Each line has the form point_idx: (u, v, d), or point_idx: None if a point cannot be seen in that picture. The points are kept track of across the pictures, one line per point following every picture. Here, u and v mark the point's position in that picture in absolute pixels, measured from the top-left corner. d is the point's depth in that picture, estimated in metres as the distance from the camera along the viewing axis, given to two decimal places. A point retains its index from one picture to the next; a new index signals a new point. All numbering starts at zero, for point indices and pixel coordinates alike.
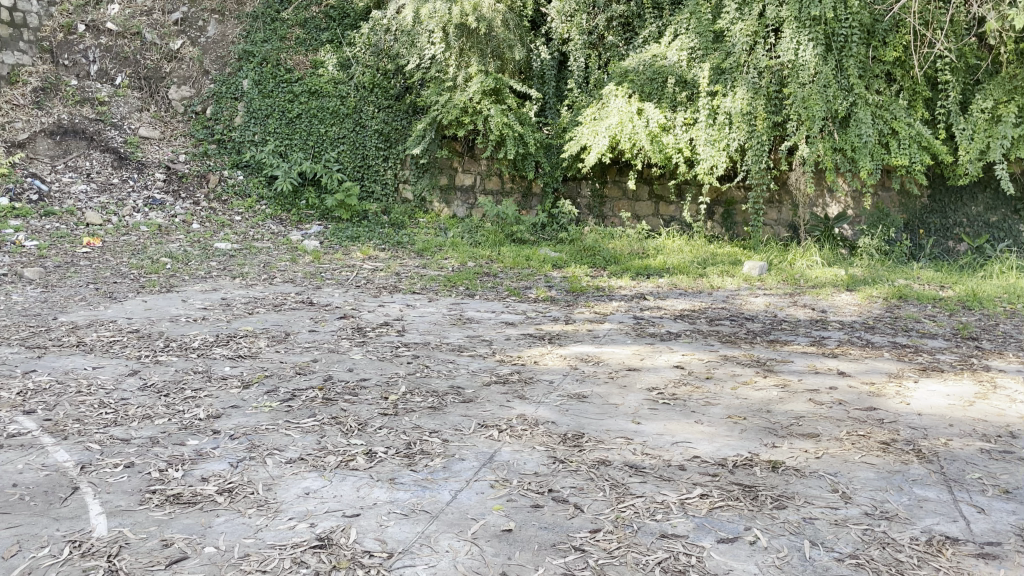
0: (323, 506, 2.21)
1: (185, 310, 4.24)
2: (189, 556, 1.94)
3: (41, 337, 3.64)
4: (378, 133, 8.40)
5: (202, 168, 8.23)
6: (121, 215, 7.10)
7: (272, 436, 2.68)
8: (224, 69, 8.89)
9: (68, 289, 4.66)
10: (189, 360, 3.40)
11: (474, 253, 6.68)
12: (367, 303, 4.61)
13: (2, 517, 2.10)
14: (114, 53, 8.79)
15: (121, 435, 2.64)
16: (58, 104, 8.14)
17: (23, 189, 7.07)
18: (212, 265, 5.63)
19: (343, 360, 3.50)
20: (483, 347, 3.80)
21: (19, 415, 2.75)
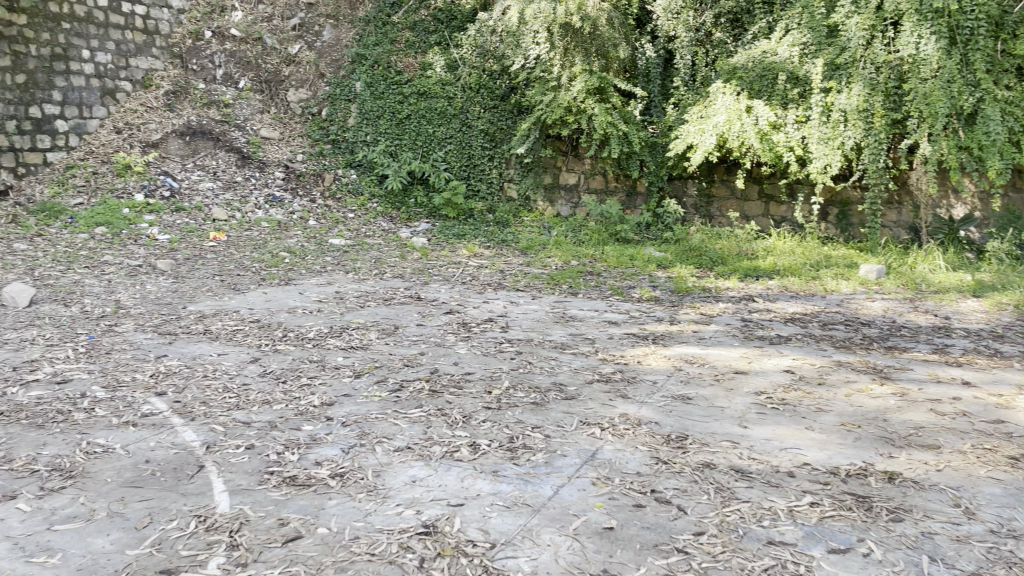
0: (429, 494, 2.27)
1: (302, 302, 4.42)
2: (305, 536, 2.04)
3: (172, 324, 3.89)
4: (484, 133, 8.55)
5: (318, 167, 8.57)
6: (244, 211, 7.47)
7: (381, 424, 2.77)
8: (338, 71, 9.22)
9: (196, 280, 4.95)
10: (304, 350, 3.56)
11: (578, 252, 6.68)
12: (472, 299, 4.69)
13: (136, 490, 2.26)
14: (238, 58, 9.25)
15: (243, 418, 2.79)
16: (187, 107, 8.65)
17: (156, 187, 7.54)
18: (327, 260, 5.85)
19: (448, 354, 3.57)
20: (586, 345, 3.80)
21: (152, 396, 2.94)
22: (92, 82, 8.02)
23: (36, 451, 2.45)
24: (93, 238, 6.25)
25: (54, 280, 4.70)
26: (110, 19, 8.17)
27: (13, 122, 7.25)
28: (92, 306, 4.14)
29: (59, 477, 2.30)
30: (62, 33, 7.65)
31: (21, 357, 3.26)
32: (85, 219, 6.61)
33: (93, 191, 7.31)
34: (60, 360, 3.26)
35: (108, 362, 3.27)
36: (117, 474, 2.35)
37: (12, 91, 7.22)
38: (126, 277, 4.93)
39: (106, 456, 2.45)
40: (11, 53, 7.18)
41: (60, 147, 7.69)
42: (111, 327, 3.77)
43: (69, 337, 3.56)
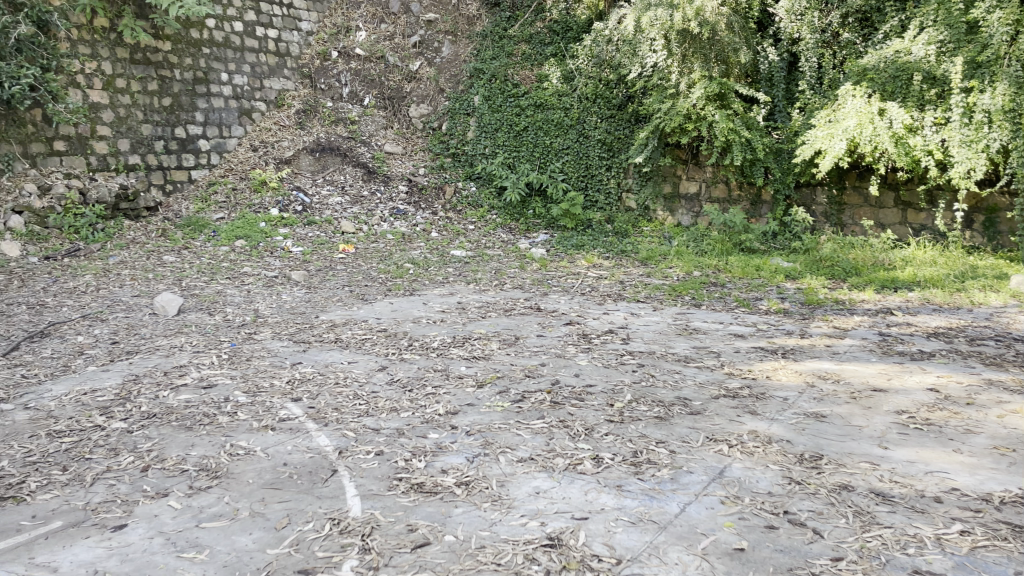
0: (554, 507, 2.27)
1: (426, 312, 4.53)
2: (433, 543, 2.08)
3: (306, 332, 4.07)
4: (601, 143, 8.52)
5: (439, 180, 8.79)
6: (370, 224, 7.74)
7: (504, 434, 2.80)
8: (457, 86, 9.43)
9: (327, 291, 5.16)
10: (429, 359, 3.64)
11: (701, 262, 6.54)
12: (593, 310, 4.67)
13: (275, 492, 2.37)
14: (362, 76, 9.61)
15: (372, 425, 2.88)
16: (317, 125, 9.02)
17: (290, 202, 7.92)
18: (449, 271, 5.98)
19: (570, 365, 3.57)
20: (711, 359, 3.71)
21: (289, 402, 3.08)
22: (230, 103, 8.54)
23: (185, 451, 2.61)
24: (233, 250, 6.64)
25: (199, 290, 5.01)
26: (245, 43, 8.70)
27: (161, 142, 7.80)
28: (233, 315, 4.39)
29: (206, 477, 2.44)
30: (203, 57, 8.19)
31: (172, 363, 3.49)
32: (226, 232, 7.02)
33: (233, 206, 7.75)
34: (205, 366, 3.47)
35: (249, 368, 3.45)
36: (257, 475, 2.47)
37: (159, 114, 7.78)
38: (263, 287, 5.21)
39: (247, 457, 2.59)
40: (158, 77, 7.74)
41: (202, 165, 8.22)
42: (250, 335, 3.99)
43: (213, 344, 3.79)
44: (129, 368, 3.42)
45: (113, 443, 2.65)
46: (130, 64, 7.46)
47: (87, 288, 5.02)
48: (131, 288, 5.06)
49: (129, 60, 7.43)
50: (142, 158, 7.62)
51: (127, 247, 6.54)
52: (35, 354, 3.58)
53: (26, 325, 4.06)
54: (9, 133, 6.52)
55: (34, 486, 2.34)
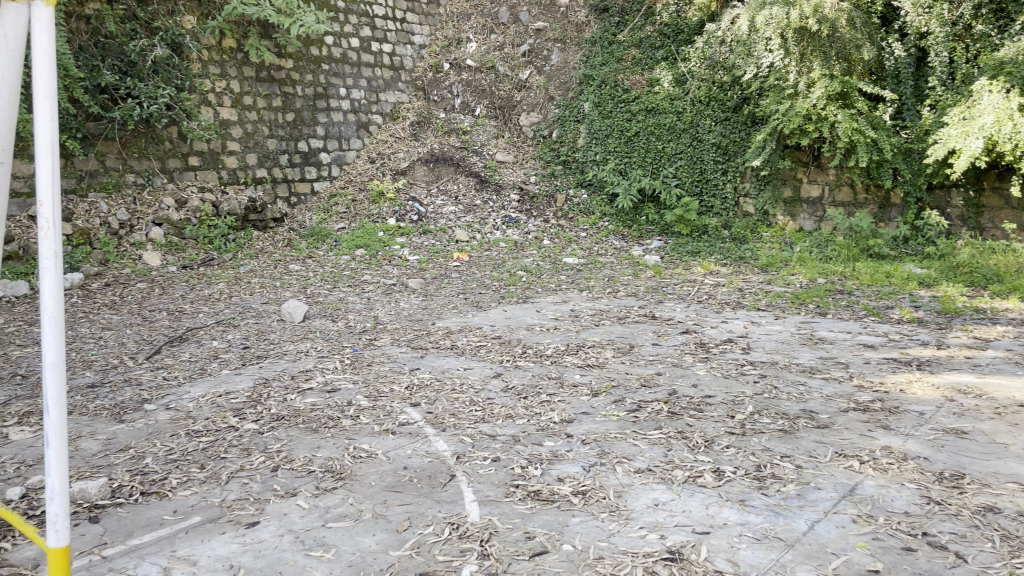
0: (674, 519, 2.22)
1: (540, 320, 4.55)
2: (550, 551, 2.07)
3: (423, 339, 4.16)
4: (716, 147, 8.23)
5: (550, 188, 8.83)
6: (484, 232, 7.85)
7: (621, 444, 2.77)
8: (567, 94, 9.44)
9: (443, 298, 5.26)
10: (543, 366, 3.65)
11: (825, 269, 6.28)
12: (710, 319, 4.56)
13: (397, 495, 2.42)
14: (473, 87, 9.78)
15: (488, 431, 2.91)
16: (430, 135, 9.32)
17: (406, 212, 8.13)
18: (562, 278, 5.98)
19: (687, 374, 3.49)
20: (838, 370, 3.55)
21: (408, 406, 3.16)
22: (349, 117, 8.90)
23: (312, 452, 2.72)
24: (354, 259, 6.87)
25: (323, 297, 5.22)
26: (361, 59, 9.05)
27: (285, 156, 8.18)
28: (355, 321, 4.55)
29: (331, 479, 2.53)
30: (322, 73, 8.55)
31: (298, 367, 3.64)
32: (347, 242, 7.29)
33: (353, 216, 8.03)
34: (329, 371, 3.60)
35: (370, 373, 3.56)
36: (379, 478, 2.54)
37: (283, 129, 8.16)
38: (383, 295, 5.36)
39: (370, 460, 2.67)
40: (282, 94, 8.14)
41: (324, 177, 8.59)
42: (371, 341, 4.11)
43: (336, 350, 3.93)
44: (259, 371, 3.59)
45: (246, 443, 2.79)
46: (256, 82, 7.87)
47: (221, 295, 5.31)
48: (261, 295, 5.33)
49: (254, 78, 7.84)
50: (268, 171, 8.00)
51: (257, 257, 6.88)
52: (175, 358, 3.82)
53: (167, 330, 4.33)
54: (149, 151, 6.88)
55: (176, 483, 2.48)
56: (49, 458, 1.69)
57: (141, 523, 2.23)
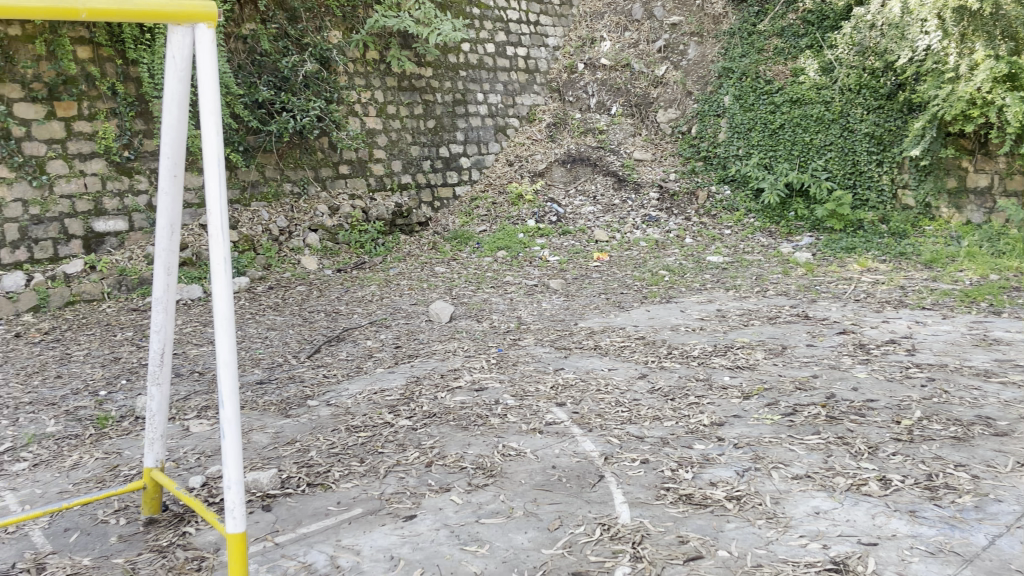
0: (837, 529, 2.12)
1: (685, 320, 4.46)
2: (705, 556, 2.02)
3: (567, 339, 4.18)
4: (869, 137, 7.75)
5: (691, 185, 8.64)
6: (623, 232, 7.79)
7: (776, 449, 2.67)
8: (706, 88, 9.22)
9: (585, 298, 5.27)
10: (691, 368, 3.58)
11: (998, 264, 5.81)
12: (869, 319, 4.32)
13: (547, 493, 2.45)
14: (609, 85, 9.76)
15: (636, 432, 2.88)
16: (567, 136, 9.37)
17: (545, 213, 8.18)
18: (706, 277, 5.85)
19: (846, 377, 3.32)
20: (1018, 373, 3.26)
21: (554, 406, 3.18)
22: (487, 121, 9.10)
23: (463, 449, 2.79)
24: (496, 260, 7.00)
25: (468, 299, 5.34)
26: (497, 63, 9.23)
27: (427, 162, 8.45)
28: (499, 322, 4.63)
29: (483, 475, 2.58)
30: (461, 80, 8.78)
31: (447, 366, 3.75)
32: (489, 244, 7.43)
33: (494, 219, 8.17)
34: (477, 370, 3.68)
35: (516, 373, 3.61)
36: (529, 476, 2.57)
37: (425, 135, 8.44)
38: (525, 295, 5.43)
39: (519, 458, 2.70)
40: (423, 102, 8.41)
41: (464, 181, 8.82)
42: (515, 341, 4.17)
43: (483, 349, 4.01)
44: (411, 370, 3.72)
45: (401, 439, 2.90)
46: (398, 91, 8.17)
47: (372, 297, 5.54)
48: (410, 297, 5.52)
49: (397, 88, 8.14)
50: (412, 177, 8.29)
51: (404, 260, 7.14)
52: (334, 356, 4.02)
53: (325, 330, 4.58)
54: (303, 161, 7.28)
55: (338, 475, 2.61)
56: (224, 448, 1.85)
57: (308, 512, 2.36)
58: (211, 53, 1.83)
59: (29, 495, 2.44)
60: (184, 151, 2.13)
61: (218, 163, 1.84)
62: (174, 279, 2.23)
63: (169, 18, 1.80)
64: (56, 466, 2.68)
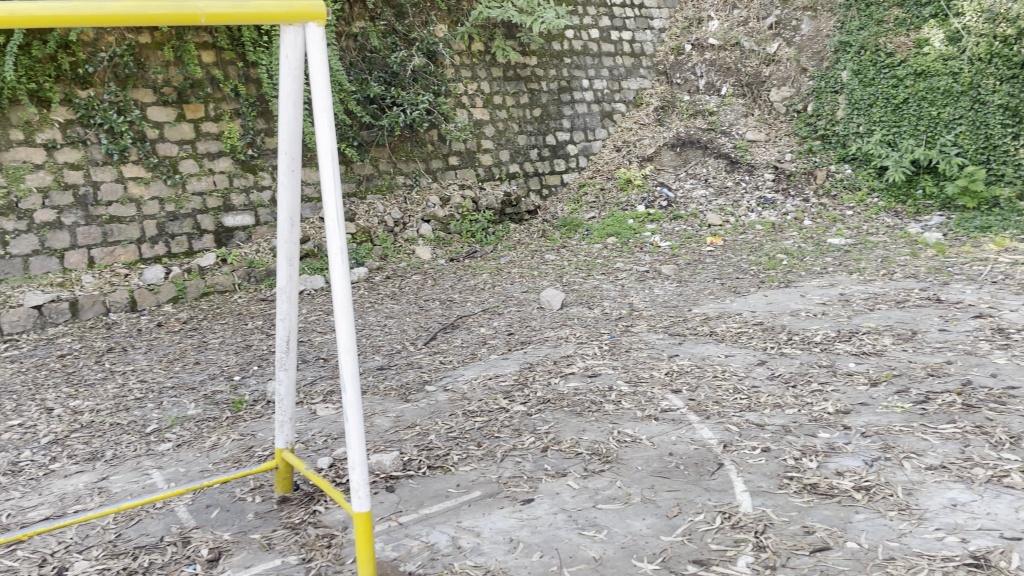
0: (976, 522, 2.00)
1: (805, 305, 4.30)
2: (833, 548, 1.96)
3: (681, 325, 4.11)
4: (1003, 108, 7.23)
5: (809, 165, 8.29)
6: (738, 215, 7.58)
7: (907, 438, 2.54)
8: (821, 63, 8.83)
9: (699, 284, 5.16)
10: (813, 354, 3.46)
11: None
12: (1008, 301, 4.04)
13: (664, 480, 2.42)
14: (718, 66, 9.50)
15: (756, 420, 2.81)
16: (676, 119, 9.18)
17: (655, 198, 8.05)
18: (827, 260, 5.62)
19: (984, 364, 3.13)
20: None
21: (669, 393, 3.14)
22: (593, 107, 9.04)
23: (578, 435, 2.79)
24: (606, 247, 6.96)
25: (578, 286, 5.34)
26: (602, 49, 9.16)
27: (535, 151, 8.48)
28: (611, 308, 4.60)
29: (599, 461, 2.58)
30: (565, 67, 8.77)
31: (560, 353, 3.76)
32: (598, 231, 7.39)
33: (603, 206, 8.11)
34: (590, 356, 3.67)
35: (629, 360, 3.58)
36: (646, 463, 2.55)
37: (532, 124, 8.47)
38: (637, 282, 5.37)
39: (635, 445, 2.68)
40: (528, 91, 8.45)
41: (572, 168, 8.80)
42: (628, 327, 4.14)
43: (595, 336, 4.01)
44: (524, 356, 3.76)
45: (517, 424, 2.93)
46: (504, 81, 8.24)
47: (485, 285, 5.62)
48: (521, 284, 5.56)
49: (502, 78, 8.22)
50: (520, 166, 8.34)
51: (514, 248, 7.19)
52: (449, 343, 4.11)
53: (440, 318, 4.68)
54: (414, 154, 7.46)
55: (457, 458, 2.67)
56: (348, 431, 1.92)
57: (429, 494, 2.43)
58: (321, 49, 1.90)
59: (175, 473, 2.61)
60: (299, 145, 2.21)
61: (331, 156, 1.90)
62: (295, 269, 2.33)
63: (281, 18, 1.86)
64: (198, 446, 2.86)
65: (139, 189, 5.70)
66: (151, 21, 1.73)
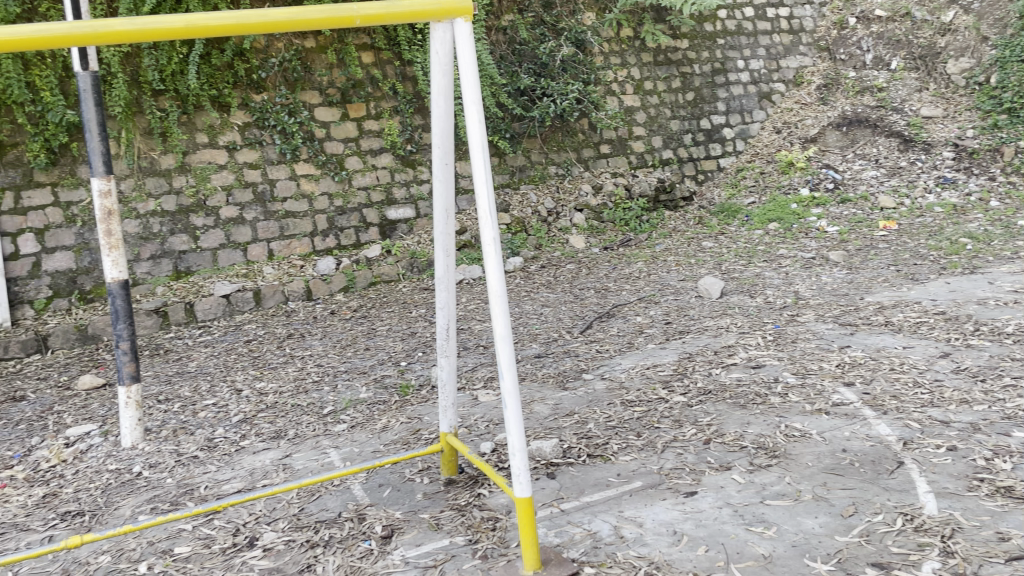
0: None
1: (995, 293, 3.95)
2: None
3: (852, 315, 3.89)
4: None
5: (994, 141, 7.56)
6: (913, 197, 7.06)
7: None
8: (1005, 31, 8.07)
9: (871, 271, 4.86)
10: (1005, 346, 3.17)
11: None
12: None
13: (838, 478, 2.30)
14: (886, 38, 8.91)
15: (940, 416, 2.61)
16: (841, 97, 8.67)
17: (820, 180, 7.64)
18: (1020, 244, 5.13)
19: None
20: None
21: (841, 386, 2.97)
22: (749, 89, 8.69)
23: (743, 428, 2.70)
24: (768, 233, 6.69)
25: (739, 273, 5.16)
26: (757, 27, 8.81)
27: (689, 136, 8.26)
28: (775, 297, 4.42)
29: (765, 455, 2.49)
30: (719, 48, 8.51)
31: (721, 343, 3.65)
32: (759, 216, 7.12)
33: (763, 189, 7.79)
34: (752, 347, 3.54)
35: (796, 351, 3.43)
36: (817, 459, 2.43)
37: (685, 109, 8.26)
38: (802, 269, 5.12)
39: (804, 440, 2.56)
40: (680, 75, 8.27)
41: (729, 152, 8.47)
42: (794, 317, 3.96)
43: (758, 326, 3.86)
44: (683, 346, 3.68)
45: (677, 415, 2.88)
46: (654, 67, 8.11)
47: (640, 273, 5.55)
48: (678, 273, 5.45)
49: (653, 63, 8.09)
50: (674, 152, 8.14)
51: (670, 235, 7.04)
52: (606, 332, 4.09)
53: (596, 307, 4.67)
54: (566, 143, 7.48)
55: (617, 448, 2.65)
56: (507, 418, 1.95)
57: (590, 482, 2.43)
58: (469, 42, 1.93)
59: (349, 453, 2.76)
60: (452, 138, 2.27)
61: (482, 149, 1.94)
62: (452, 260, 2.38)
63: (431, 16, 1.92)
64: (370, 428, 3.01)
65: (310, 185, 6.05)
66: (310, 26, 1.82)
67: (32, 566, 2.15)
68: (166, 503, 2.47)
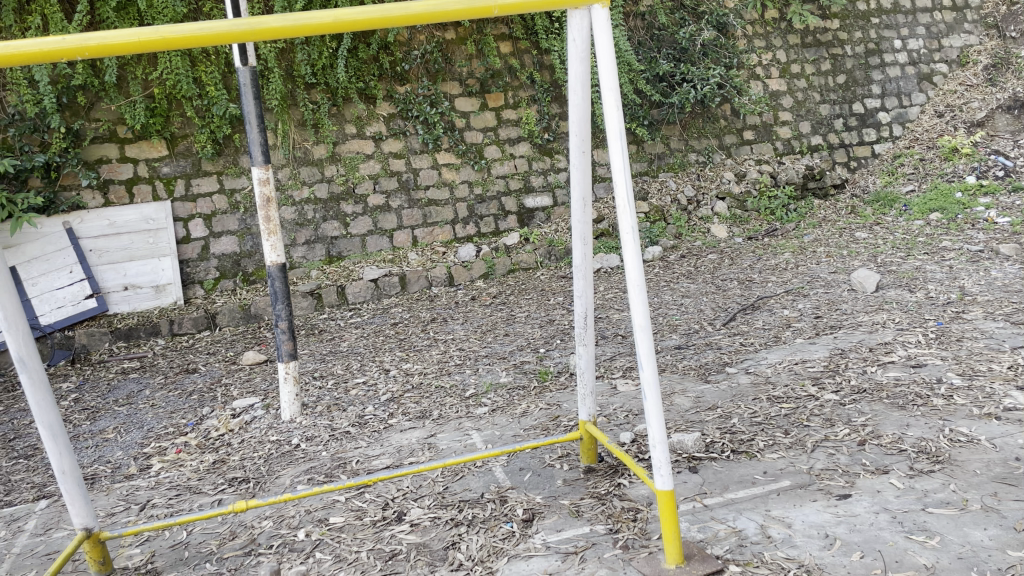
0: None
1: None
2: None
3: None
4: None
5: None
6: None
7: None
8: None
9: None
10: None
11: None
12: None
13: (1010, 488, 2.12)
14: None
15: None
16: (1012, 77, 7.98)
17: (988, 167, 7.07)
18: None
19: None
20: None
21: (1014, 390, 2.74)
22: (908, 70, 8.16)
23: (902, 430, 2.55)
24: (929, 224, 6.27)
25: (896, 267, 4.85)
26: (916, 4, 8.25)
27: (840, 121, 7.84)
28: (937, 292, 4.13)
29: (928, 460, 2.33)
30: (873, 28, 8.05)
31: (877, 339, 3.45)
32: (918, 206, 6.67)
33: (923, 177, 7.29)
34: (912, 345, 3.33)
35: (961, 350, 3.19)
36: (986, 467, 2.25)
37: (836, 92, 7.85)
38: (968, 262, 4.76)
39: (972, 446, 2.38)
40: (830, 57, 7.87)
41: (885, 138, 7.98)
42: (959, 313, 3.69)
43: (918, 323, 3.62)
44: (834, 342, 3.50)
45: (828, 413, 2.75)
46: (802, 49, 7.76)
47: (787, 265, 5.33)
48: (828, 264, 5.20)
49: (800, 45, 7.74)
50: (824, 138, 7.75)
51: (820, 225, 6.71)
52: (750, 325, 3.97)
53: (739, 299, 4.52)
54: (707, 130, 7.28)
55: (763, 444, 2.57)
56: (647, 409, 1.92)
57: (734, 478, 2.36)
58: (607, 30, 1.90)
59: (491, 436, 2.81)
60: (589, 126, 2.25)
61: (620, 136, 1.91)
62: (590, 248, 2.36)
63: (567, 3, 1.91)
64: (510, 412, 3.05)
65: (451, 173, 6.19)
66: (447, 17, 1.85)
67: (204, 526, 2.32)
68: (321, 475, 2.60)
